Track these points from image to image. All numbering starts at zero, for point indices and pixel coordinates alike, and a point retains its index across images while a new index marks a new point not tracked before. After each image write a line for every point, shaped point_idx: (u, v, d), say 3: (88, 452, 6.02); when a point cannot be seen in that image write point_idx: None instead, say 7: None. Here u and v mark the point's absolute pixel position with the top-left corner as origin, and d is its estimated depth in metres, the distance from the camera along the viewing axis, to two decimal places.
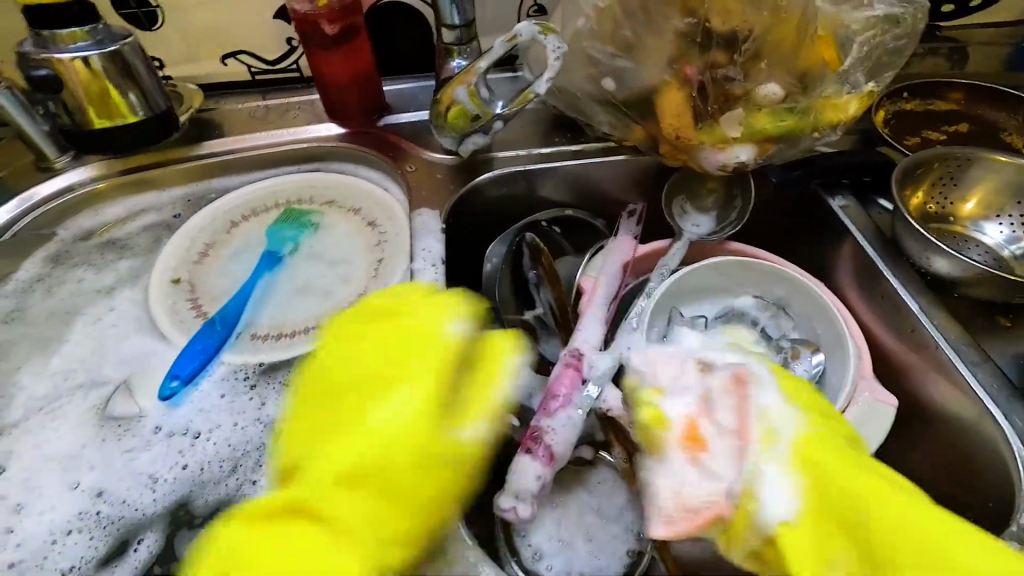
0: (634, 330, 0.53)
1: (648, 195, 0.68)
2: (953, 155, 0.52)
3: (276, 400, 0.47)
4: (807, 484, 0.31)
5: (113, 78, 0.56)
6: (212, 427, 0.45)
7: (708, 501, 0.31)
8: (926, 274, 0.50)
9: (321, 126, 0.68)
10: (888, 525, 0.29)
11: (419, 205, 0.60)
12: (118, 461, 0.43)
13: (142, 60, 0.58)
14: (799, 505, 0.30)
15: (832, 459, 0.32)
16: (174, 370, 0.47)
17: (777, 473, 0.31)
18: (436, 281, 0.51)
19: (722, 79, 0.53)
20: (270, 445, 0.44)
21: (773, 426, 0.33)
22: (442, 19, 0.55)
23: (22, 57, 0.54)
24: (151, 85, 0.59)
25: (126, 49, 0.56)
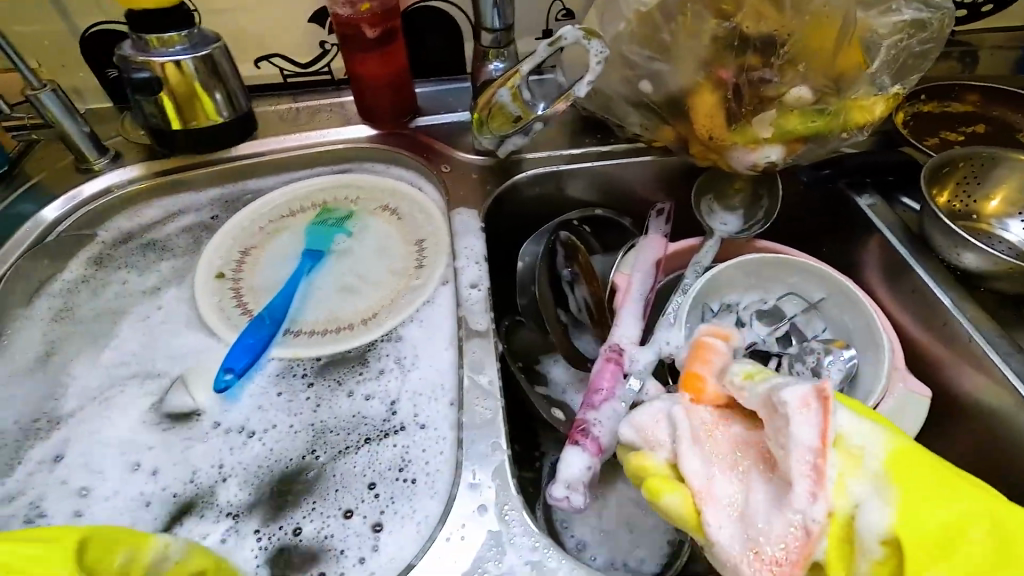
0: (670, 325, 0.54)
1: (675, 194, 0.70)
2: (979, 155, 0.54)
3: (328, 400, 0.48)
4: (904, 500, 0.31)
5: (203, 79, 0.58)
6: (268, 426, 0.46)
7: (787, 543, 0.30)
8: (955, 270, 0.52)
9: (354, 128, 0.69)
10: (977, 526, 0.31)
11: (457, 205, 0.61)
12: (174, 455, 0.44)
13: (229, 63, 0.60)
14: (891, 514, 0.31)
15: (911, 468, 0.33)
16: (228, 363, 0.48)
17: (871, 492, 0.31)
18: (481, 278, 0.52)
19: (757, 81, 0.54)
20: (323, 444, 0.45)
21: (853, 446, 0.33)
22: (482, 22, 0.56)
23: (123, 59, 0.57)
24: (235, 88, 0.62)
25: (217, 52, 0.59)
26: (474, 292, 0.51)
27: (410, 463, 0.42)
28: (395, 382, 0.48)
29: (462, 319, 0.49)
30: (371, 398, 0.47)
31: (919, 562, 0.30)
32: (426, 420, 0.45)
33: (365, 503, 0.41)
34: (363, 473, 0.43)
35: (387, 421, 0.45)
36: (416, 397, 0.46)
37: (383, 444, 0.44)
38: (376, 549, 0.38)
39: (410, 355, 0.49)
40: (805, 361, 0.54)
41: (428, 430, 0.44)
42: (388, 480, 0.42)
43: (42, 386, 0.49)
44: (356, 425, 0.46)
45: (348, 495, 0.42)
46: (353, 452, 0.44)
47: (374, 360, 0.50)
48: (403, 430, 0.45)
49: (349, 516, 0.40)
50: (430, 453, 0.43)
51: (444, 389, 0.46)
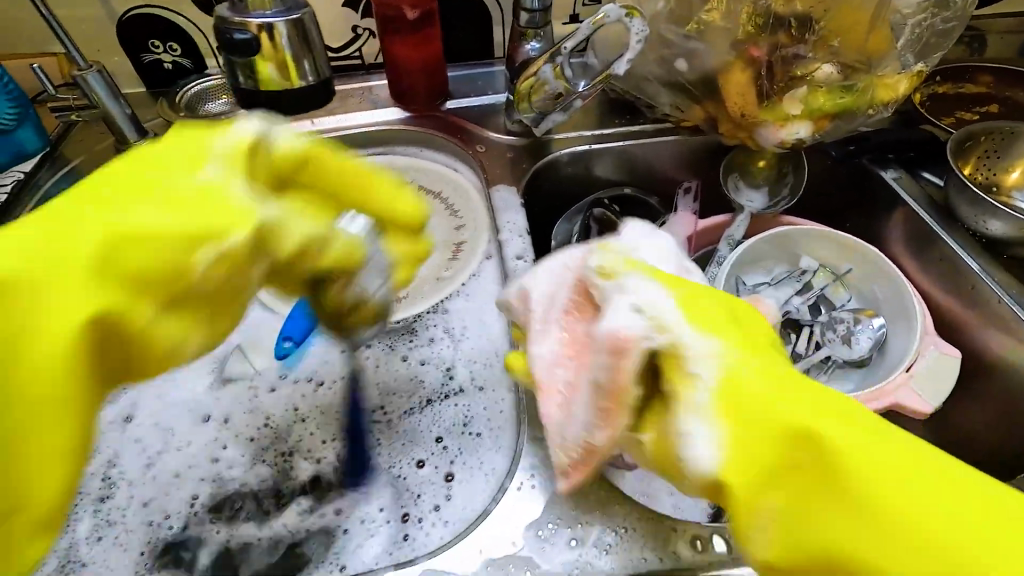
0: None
1: (701, 173, 0.72)
2: (999, 128, 0.57)
3: (385, 361, 0.49)
4: (727, 430, 0.29)
5: (294, 44, 0.61)
6: (333, 381, 0.48)
7: (570, 454, 0.32)
8: (981, 238, 0.54)
9: (387, 110, 0.70)
10: (904, 476, 0.27)
11: (496, 182, 0.62)
12: (244, 407, 0.46)
13: (315, 30, 0.63)
14: (719, 455, 0.28)
15: (827, 405, 0.30)
16: (286, 332, 0.48)
17: (703, 430, 0.28)
18: (526, 249, 0.54)
19: (789, 58, 0.57)
20: (382, 403, 0.46)
21: (683, 367, 0.29)
22: (522, 2, 0.57)
23: (223, 20, 0.58)
24: (320, 57, 0.65)
25: (306, 16, 0.61)
26: (520, 263, 0.52)
27: (474, 419, 0.44)
28: (448, 350, 0.49)
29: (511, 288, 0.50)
30: (426, 362, 0.49)
31: (824, 505, 0.28)
32: (484, 382, 0.46)
33: (432, 455, 0.43)
34: (428, 427, 0.44)
35: (445, 384, 0.47)
36: (471, 361, 0.48)
37: (442, 402, 0.46)
38: (449, 496, 0.40)
39: (460, 326, 0.51)
40: (836, 329, 0.56)
41: (487, 392, 0.46)
42: (453, 433, 0.44)
43: None
44: (414, 387, 0.47)
45: (413, 448, 0.43)
46: (413, 409, 0.46)
47: (426, 329, 0.51)
48: (462, 392, 0.46)
49: (419, 466, 0.42)
50: (492, 412, 0.44)
51: (498, 355, 0.48)
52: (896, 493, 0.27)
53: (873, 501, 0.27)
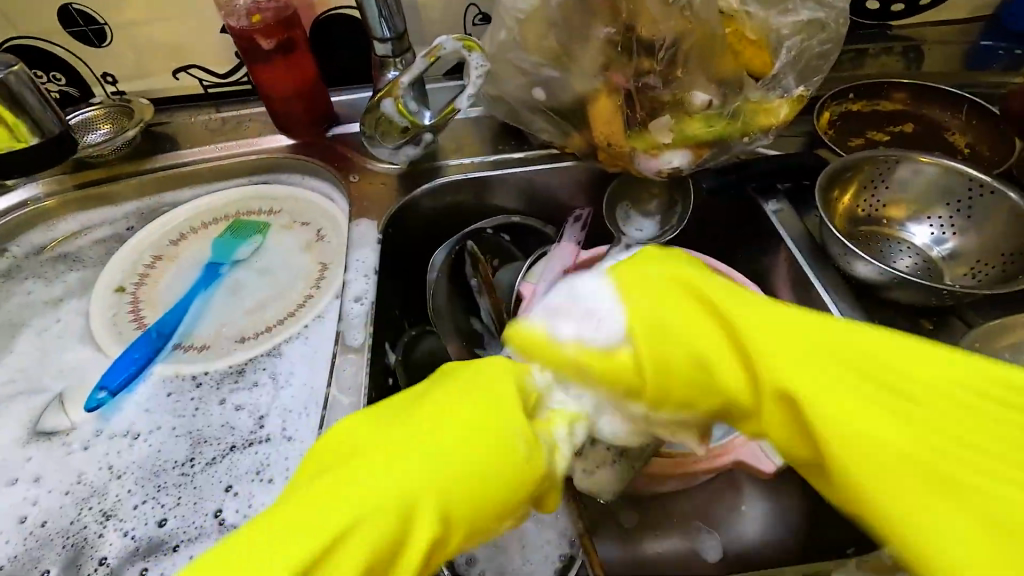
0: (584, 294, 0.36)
1: (594, 200, 0.68)
2: (883, 157, 0.52)
3: (202, 407, 0.47)
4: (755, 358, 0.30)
5: (0, 105, 0.54)
6: (151, 428, 0.46)
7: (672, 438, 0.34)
8: (851, 280, 0.50)
9: (273, 138, 0.69)
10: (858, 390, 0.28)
11: (360, 216, 0.60)
12: (57, 463, 0.45)
13: (35, 91, 0.56)
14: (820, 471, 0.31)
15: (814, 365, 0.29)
16: (103, 381, 0.48)
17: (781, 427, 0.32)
18: (366, 292, 0.51)
19: (646, 88, 0.53)
20: (186, 454, 0.44)
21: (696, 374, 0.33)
22: (372, 33, 0.55)
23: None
24: (40, 112, 0.57)
25: (12, 78, 0.54)
26: (355, 307, 0.50)
27: (269, 466, 0.43)
28: (265, 398, 0.47)
29: (339, 335, 0.48)
30: (241, 409, 0.47)
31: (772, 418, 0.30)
32: (293, 434, 0.45)
33: (226, 503, 0.41)
34: (229, 471, 0.43)
35: (254, 432, 0.45)
36: (285, 412, 0.46)
37: (245, 450, 0.44)
38: None
39: (285, 372, 0.49)
40: None
41: (293, 445, 0.44)
42: (246, 481, 0.42)
43: None
44: (220, 433, 0.45)
45: (206, 501, 0.42)
46: (216, 457, 0.44)
47: (253, 373, 0.49)
48: (268, 441, 0.44)
49: (215, 516, 0.41)
50: (292, 463, 0.43)
51: (315, 405, 0.46)
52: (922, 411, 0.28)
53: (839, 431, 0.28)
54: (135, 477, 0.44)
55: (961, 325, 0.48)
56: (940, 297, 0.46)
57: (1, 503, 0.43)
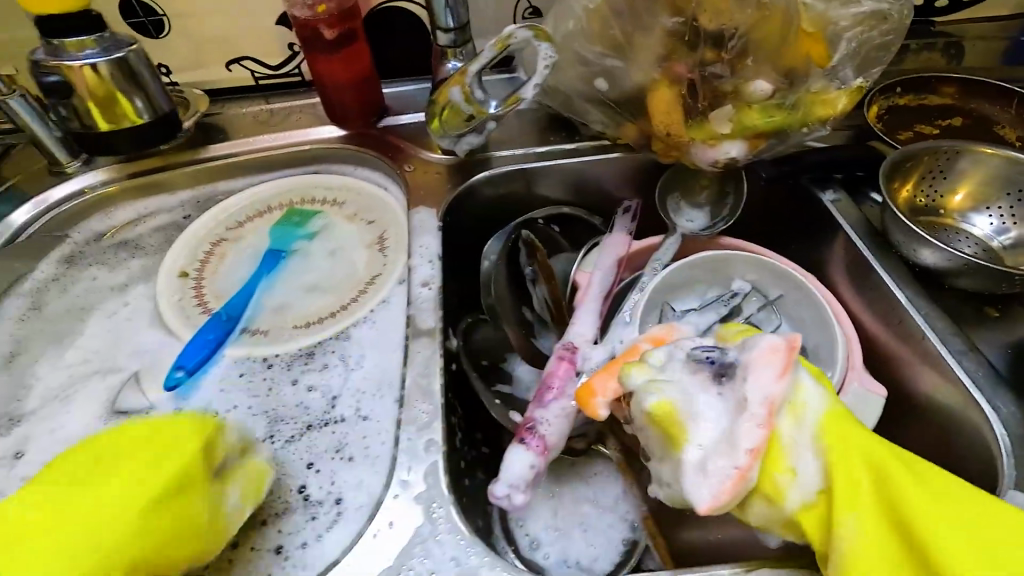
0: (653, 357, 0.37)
1: (642, 191, 0.69)
2: (942, 148, 0.53)
3: (276, 387, 0.48)
4: (834, 456, 0.33)
5: (120, 83, 0.58)
6: (228, 408, 0.47)
7: (727, 465, 0.32)
8: (915, 267, 0.51)
9: (324, 129, 0.70)
10: (904, 469, 0.33)
11: (418, 204, 0.61)
12: None
13: (148, 67, 0.60)
14: (819, 471, 0.33)
15: (874, 444, 0.34)
16: (180, 361, 0.49)
17: (807, 448, 0.34)
18: (433, 276, 0.52)
19: (710, 77, 0.53)
20: (265, 432, 0.45)
21: (792, 459, 0.33)
22: (436, 22, 0.56)
23: (35, 65, 0.57)
24: (154, 89, 0.61)
25: (132, 55, 0.58)
26: (424, 291, 0.51)
27: (349, 443, 0.44)
28: (338, 378, 0.48)
29: (410, 318, 0.49)
30: (313, 389, 0.48)
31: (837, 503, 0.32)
32: (370, 414, 0.46)
33: (309, 479, 0.42)
34: (309, 449, 0.44)
35: (328, 411, 0.46)
36: (360, 392, 0.47)
37: (323, 428, 0.45)
38: (321, 535, 0.39)
39: (356, 355, 0.50)
40: None
41: (370, 423, 0.45)
42: (326, 457, 0.43)
43: (9, 384, 0.50)
44: (296, 413, 0.46)
45: (289, 476, 0.43)
46: (295, 434, 0.45)
47: (323, 355, 0.50)
48: (344, 420, 0.45)
49: (300, 490, 0.42)
50: (371, 441, 0.44)
51: (390, 386, 0.47)
52: (947, 510, 0.32)
53: (913, 504, 0.32)
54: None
55: None
56: (1008, 283, 0.46)
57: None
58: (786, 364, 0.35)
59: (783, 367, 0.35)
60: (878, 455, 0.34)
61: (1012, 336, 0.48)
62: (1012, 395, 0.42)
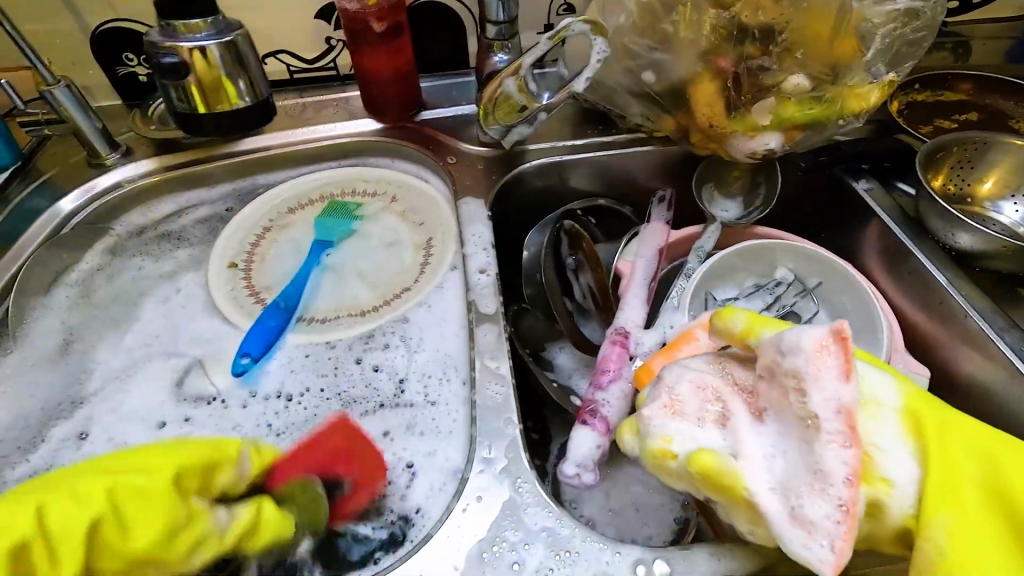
0: (659, 404, 0.36)
1: (674, 183, 0.71)
2: (971, 138, 0.55)
3: (345, 369, 0.50)
4: (931, 455, 0.32)
5: (228, 67, 0.59)
6: (302, 391, 0.48)
7: (826, 509, 0.30)
8: (951, 251, 0.53)
9: (361, 122, 0.70)
10: (1005, 454, 0.32)
11: (464, 194, 0.62)
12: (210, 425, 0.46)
13: (252, 51, 0.60)
14: (919, 474, 0.32)
15: (970, 436, 0.33)
16: (244, 348, 0.49)
17: (898, 449, 0.33)
18: (489, 263, 0.53)
19: (756, 69, 0.55)
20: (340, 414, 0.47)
21: (883, 469, 0.32)
22: (487, 15, 0.57)
23: (150, 45, 0.57)
24: (257, 75, 0.62)
25: (240, 39, 0.59)
26: (482, 278, 0.52)
27: (420, 420, 0.45)
28: (402, 360, 0.50)
29: (471, 303, 0.50)
30: (380, 370, 0.49)
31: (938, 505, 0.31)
32: (438, 392, 0.47)
33: (385, 448, 0.44)
34: (379, 420, 0.46)
35: (397, 395, 0.47)
36: (426, 373, 0.48)
37: (393, 402, 0.47)
38: (406, 493, 0.41)
39: (417, 338, 0.51)
40: None
41: (439, 401, 0.46)
42: (400, 430, 0.45)
43: (66, 372, 0.50)
44: (365, 389, 0.48)
45: (365, 447, 0.45)
46: (366, 409, 0.47)
47: (383, 337, 0.52)
48: (412, 400, 0.47)
49: (379, 461, 0.44)
50: (441, 417, 0.45)
51: (456, 367, 0.49)
52: None
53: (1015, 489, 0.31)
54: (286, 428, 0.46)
55: None
56: None
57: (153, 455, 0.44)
58: (844, 359, 0.32)
59: (848, 367, 0.32)
60: (969, 440, 0.33)
61: None
62: None
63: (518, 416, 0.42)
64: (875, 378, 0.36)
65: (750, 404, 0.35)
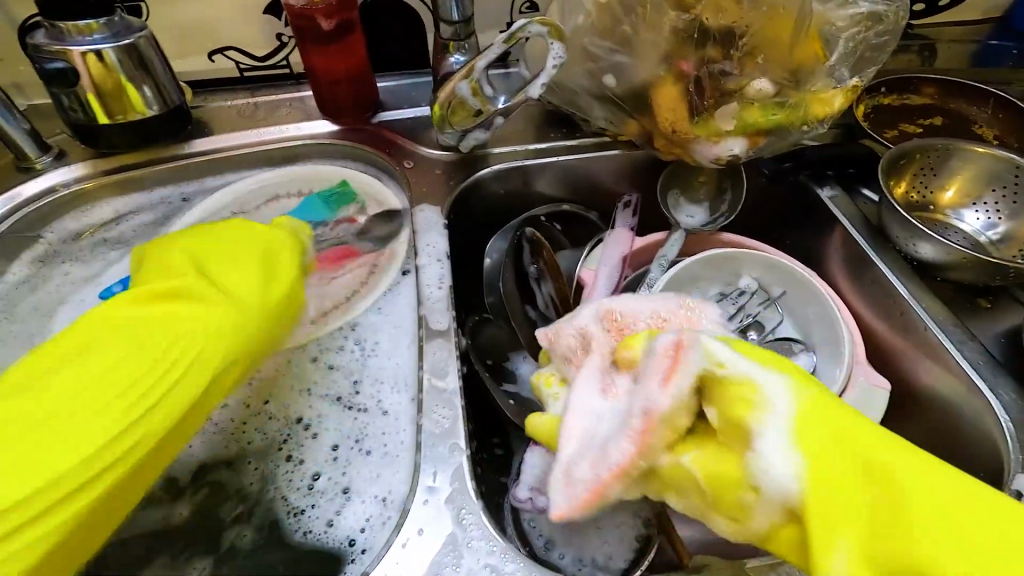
0: (547, 334, 0.47)
1: (641, 187, 0.69)
2: (933, 146, 0.55)
3: (297, 367, 0.51)
4: (816, 470, 0.29)
5: (129, 71, 0.55)
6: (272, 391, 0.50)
7: (589, 476, 0.33)
8: (912, 261, 0.53)
9: (314, 123, 0.67)
10: (920, 477, 0.29)
11: (420, 201, 0.59)
12: None
13: (157, 54, 0.57)
14: (802, 488, 0.29)
15: (871, 449, 0.30)
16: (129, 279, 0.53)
17: (780, 460, 0.29)
18: (443, 275, 0.51)
19: (717, 74, 0.53)
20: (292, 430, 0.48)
21: (756, 477, 0.30)
22: (441, 14, 0.54)
23: (34, 48, 0.53)
24: (165, 80, 0.58)
25: (142, 42, 0.55)
26: (435, 290, 0.50)
27: (367, 436, 0.46)
28: (357, 364, 0.50)
29: (422, 318, 0.48)
30: (337, 370, 0.50)
31: (818, 527, 0.28)
32: (388, 410, 0.47)
33: (325, 468, 0.46)
34: (330, 433, 0.47)
35: (351, 398, 0.48)
36: (378, 385, 0.49)
37: (340, 416, 0.48)
38: (334, 521, 0.44)
39: (372, 340, 0.51)
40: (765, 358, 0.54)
41: (388, 420, 0.47)
42: (346, 445, 0.46)
43: None
44: (322, 394, 0.49)
45: (303, 468, 0.46)
46: (313, 420, 0.48)
47: (339, 339, 0.52)
48: (365, 411, 0.48)
49: (315, 483, 0.45)
50: (387, 438, 0.46)
51: (406, 383, 0.48)
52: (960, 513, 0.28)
53: (921, 518, 0.28)
54: (259, 433, 0.49)
55: (1013, 302, 0.52)
56: (1001, 276, 0.49)
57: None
58: (672, 365, 0.33)
59: (675, 372, 0.32)
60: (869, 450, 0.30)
61: (1000, 326, 0.51)
62: (1011, 381, 0.44)
63: (466, 441, 0.40)
64: (768, 378, 0.32)
65: (605, 380, 0.38)
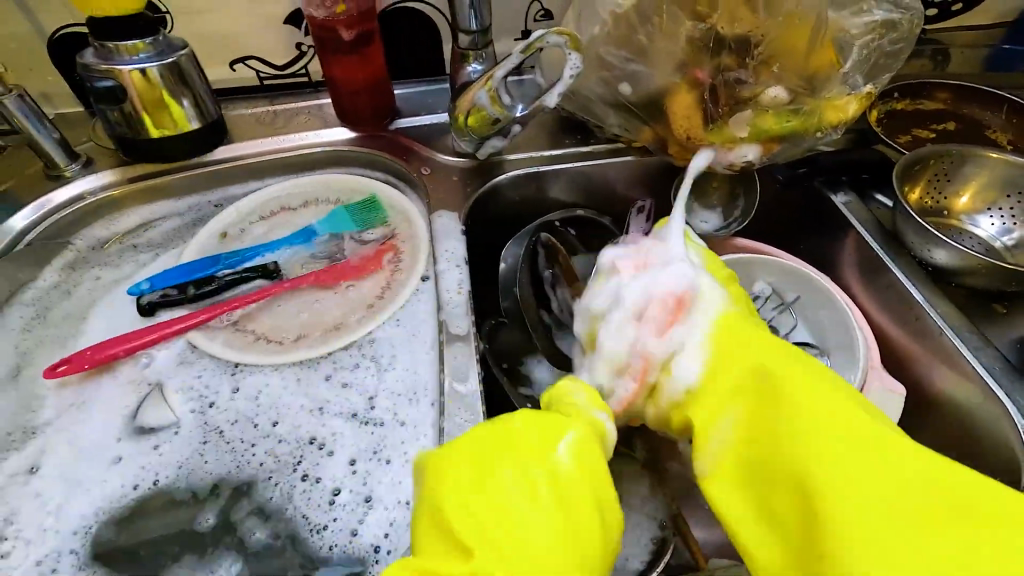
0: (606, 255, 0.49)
1: (654, 192, 0.70)
2: (948, 152, 0.55)
3: (309, 380, 0.49)
4: (715, 369, 0.37)
5: (171, 87, 0.56)
6: (282, 408, 0.47)
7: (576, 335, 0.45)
8: (927, 266, 0.53)
9: (333, 131, 0.68)
10: (879, 436, 0.31)
11: (437, 207, 0.61)
12: (175, 441, 0.46)
13: (197, 69, 0.58)
14: (701, 370, 0.37)
15: (814, 386, 0.34)
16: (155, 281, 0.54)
17: (689, 347, 0.38)
18: (462, 281, 0.52)
19: (732, 82, 0.54)
20: (304, 446, 0.45)
21: (672, 360, 0.38)
22: (460, 24, 0.56)
23: (84, 67, 0.54)
24: (203, 95, 0.60)
25: (183, 59, 0.56)
26: (455, 296, 0.51)
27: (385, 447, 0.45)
28: (372, 379, 0.49)
29: (442, 323, 0.49)
30: (350, 385, 0.49)
31: (705, 408, 0.36)
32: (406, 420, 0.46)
33: (343, 483, 0.43)
34: (347, 448, 0.45)
35: (367, 411, 0.47)
36: (396, 396, 0.48)
37: (356, 430, 0.46)
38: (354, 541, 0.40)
39: (389, 355, 0.50)
40: None
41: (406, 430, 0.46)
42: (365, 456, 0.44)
43: (17, 399, 0.49)
44: (335, 410, 0.47)
45: (316, 488, 0.43)
46: (327, 436, 0.46)
47: (356, 354, 0.51)
48: (382, 424, 0.46)
49: (333, 499, 0.42)
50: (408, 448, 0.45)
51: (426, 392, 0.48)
52: (909, 483, 0.29)
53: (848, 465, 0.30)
54: (262, 454, 0.45)
55: None
56: (1017, 282, 0.49)
57: (140, 458, 0.45)
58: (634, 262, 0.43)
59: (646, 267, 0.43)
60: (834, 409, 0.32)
61: (1015, 331, 0.51)
62: None
63: None
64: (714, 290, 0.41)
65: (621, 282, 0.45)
